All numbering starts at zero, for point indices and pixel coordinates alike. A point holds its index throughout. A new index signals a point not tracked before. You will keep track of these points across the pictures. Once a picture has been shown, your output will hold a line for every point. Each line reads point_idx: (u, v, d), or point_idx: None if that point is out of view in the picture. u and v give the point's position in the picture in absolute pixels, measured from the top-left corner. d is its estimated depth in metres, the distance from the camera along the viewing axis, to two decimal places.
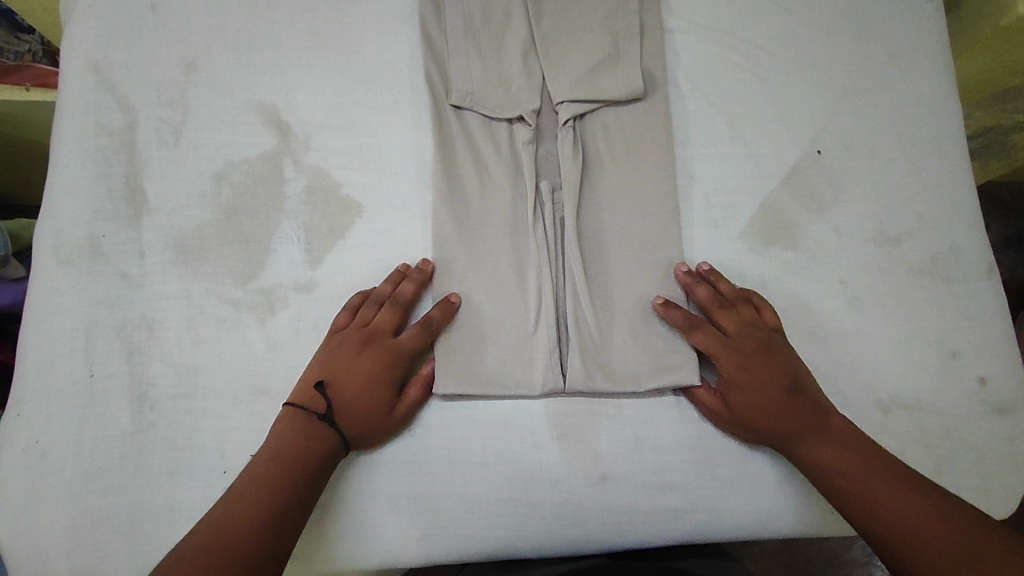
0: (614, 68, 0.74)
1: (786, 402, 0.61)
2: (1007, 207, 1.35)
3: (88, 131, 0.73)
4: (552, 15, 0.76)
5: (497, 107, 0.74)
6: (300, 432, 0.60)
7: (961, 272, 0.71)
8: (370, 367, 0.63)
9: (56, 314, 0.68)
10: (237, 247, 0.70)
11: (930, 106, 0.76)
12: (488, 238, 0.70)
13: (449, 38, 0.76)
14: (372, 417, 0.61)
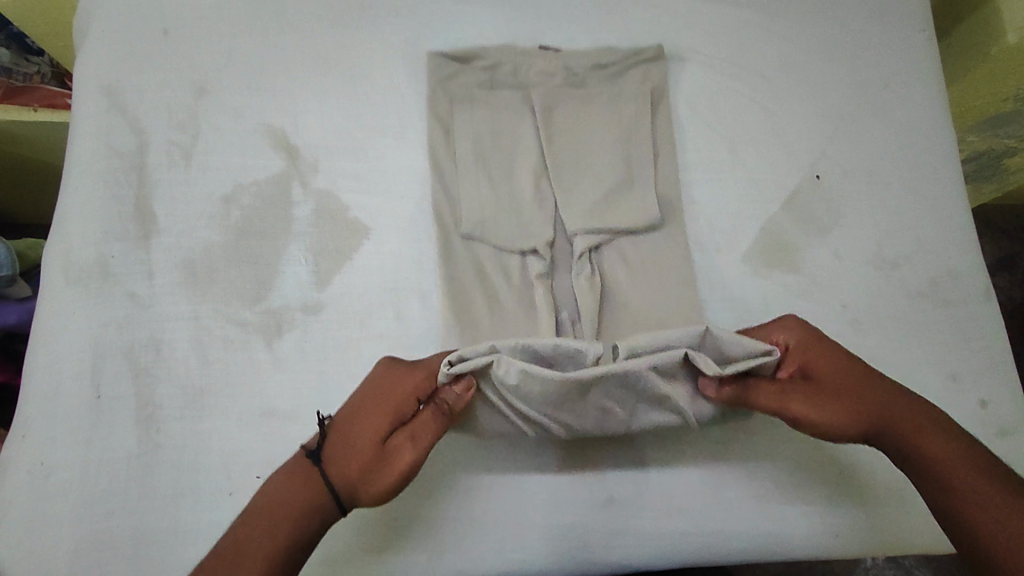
0: (627, 195, 0.73)
1: (867, 384, 0.57)
2: (1000, 229, 1.38)
3: (100, 153, 0.74)
4: (564, 133, 0.75)
5: (509, 240, 0.72)
6: (293, 482, 0.54)
7: (960, 295, 0.72)
8: (381, 386, 0.56)
9: (64, 334, 0.68)
10: (245, 268, 0.71)
11: (926, 132, 0.78)
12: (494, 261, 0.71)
13: (459, 160, 0.74)
14: (369, 456, 0.54)
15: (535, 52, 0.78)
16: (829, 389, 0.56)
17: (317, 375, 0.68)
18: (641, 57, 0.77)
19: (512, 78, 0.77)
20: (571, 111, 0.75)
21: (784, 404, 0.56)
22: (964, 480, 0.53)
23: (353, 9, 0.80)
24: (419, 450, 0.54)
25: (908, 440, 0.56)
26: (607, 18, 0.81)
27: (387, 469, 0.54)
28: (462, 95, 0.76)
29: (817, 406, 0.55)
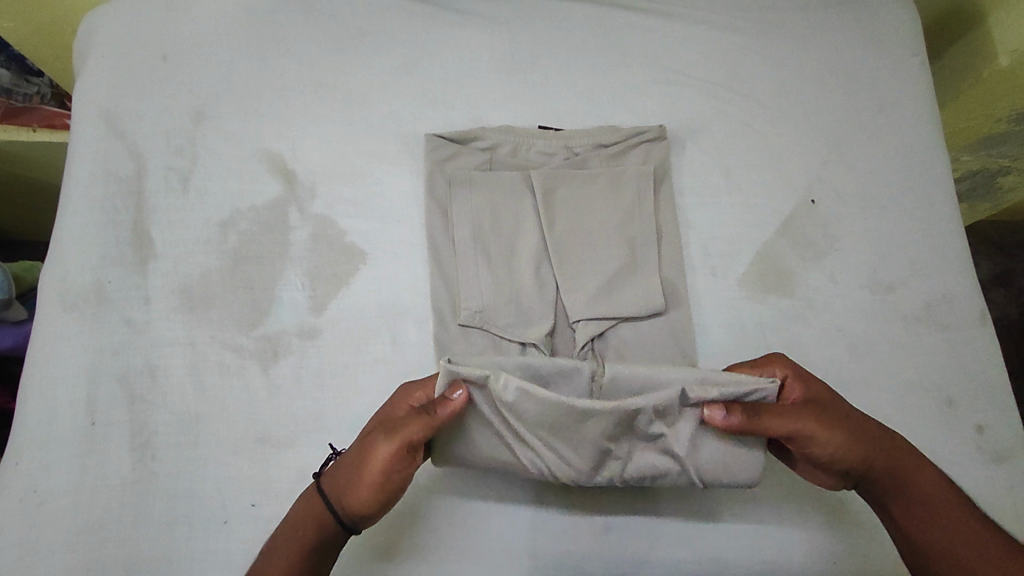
0: (631, 279, 0.71)
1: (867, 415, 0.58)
2: (995, 246, 1.38)
3: (98, 178, 0.74)
4: (566, 218, 0.73)
5: (510, 327, 0.69)
6: (303, 510, 0.55)
7: (956, 319, 0.72)
8: (383, 406, 0.59)
9: (60, 360, 0.68)
10: (242, 294, 0.71)
11: (920, 156, 0.79)
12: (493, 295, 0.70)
13: (458, 241, 0.72)
14: (352, 459, 0.54)
15: (536, 135, 0.76)
16: (842, 421, 0.55)
17: (313, 402, 0.67)
18: (642, 137, 0.76)
19: (509, 156, 0.76)
20: (572, 192, 0.74)
21: (802, 430, 0.54)
22: (945, 523, 0.53)
23: (351, 34, 0.80)
24: (392, 445, 0.53)
25: (900, 485, 0.55)
26: (603, 42, 0.81)
27: (362, 467, 0.53)
28: (460, 176, 0.74)
29: (832, 436, 0.54)
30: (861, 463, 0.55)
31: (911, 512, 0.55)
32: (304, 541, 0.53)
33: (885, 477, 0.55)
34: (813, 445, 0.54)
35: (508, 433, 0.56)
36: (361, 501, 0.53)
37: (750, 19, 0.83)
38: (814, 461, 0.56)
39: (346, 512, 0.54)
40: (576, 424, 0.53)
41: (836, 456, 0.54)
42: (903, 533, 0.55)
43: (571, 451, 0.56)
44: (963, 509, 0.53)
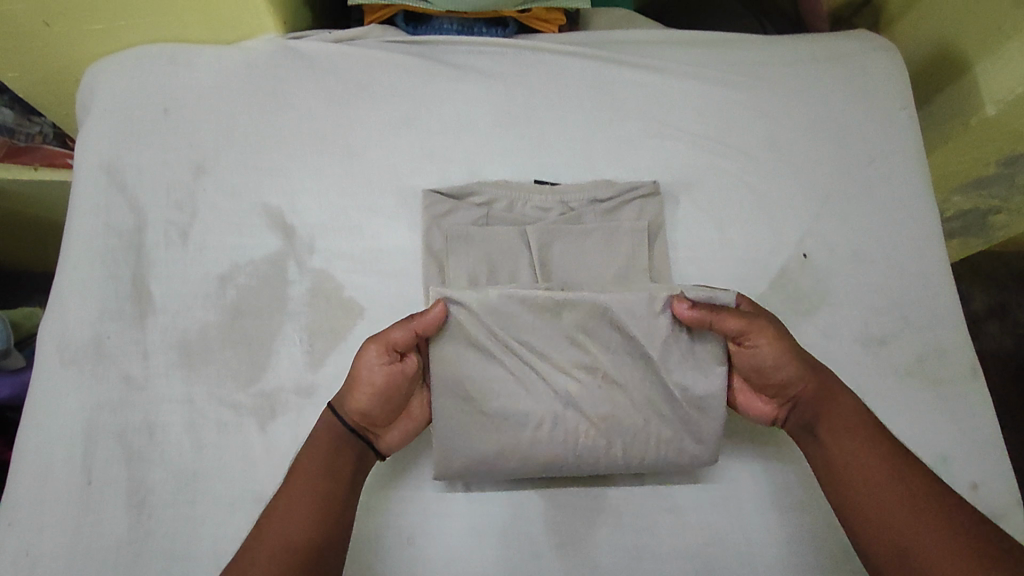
0: None
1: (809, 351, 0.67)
2: (988, 277, 1.40)
3: (97, 232, 0.75)
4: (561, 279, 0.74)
5: None
6: (318, 425, 0.62)
7: (947, 374, 0.73)
8: None
9: (57, 417, 0.68)
10: (239, 349, 0.71)
11: (910, 209, 0.80)
12: None
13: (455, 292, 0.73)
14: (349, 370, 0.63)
15: (532, 191, 0.77)
16: (788, 338, 0.65)
17: None
18: (636, 191, 0.77)
19: (505, 213, 0.77)
20: (567, 249, 0.75)
21: (753, 331, 0.63)
22: (869, 449, 0.61)
23: (350, 89, 0.82)
24: (379, 347, 0.61)
25: (829, 405, 0.64)
26: (597, 97, 0.83)
27: (357, 371, 0.62)
28: (456, 235, 0.75)
29: (779, 344, 0.64)
30: (796, 377, 0.64)
31: (838, 432, 0.63)
32: (325, 457, 0.60)
33: (818, 394, 0.64)
34: (761, 347, 0.64)
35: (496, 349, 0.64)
36: (358, 399, 0.62)
37: (741, 74, 0.85)
38: (757, 369, 0.65)
39: (352, 413, 0.62)
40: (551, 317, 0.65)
41: (779, 360, 0.64)
42: (828, 452, 0.63)
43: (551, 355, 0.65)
44: (889, 442, 0.61)
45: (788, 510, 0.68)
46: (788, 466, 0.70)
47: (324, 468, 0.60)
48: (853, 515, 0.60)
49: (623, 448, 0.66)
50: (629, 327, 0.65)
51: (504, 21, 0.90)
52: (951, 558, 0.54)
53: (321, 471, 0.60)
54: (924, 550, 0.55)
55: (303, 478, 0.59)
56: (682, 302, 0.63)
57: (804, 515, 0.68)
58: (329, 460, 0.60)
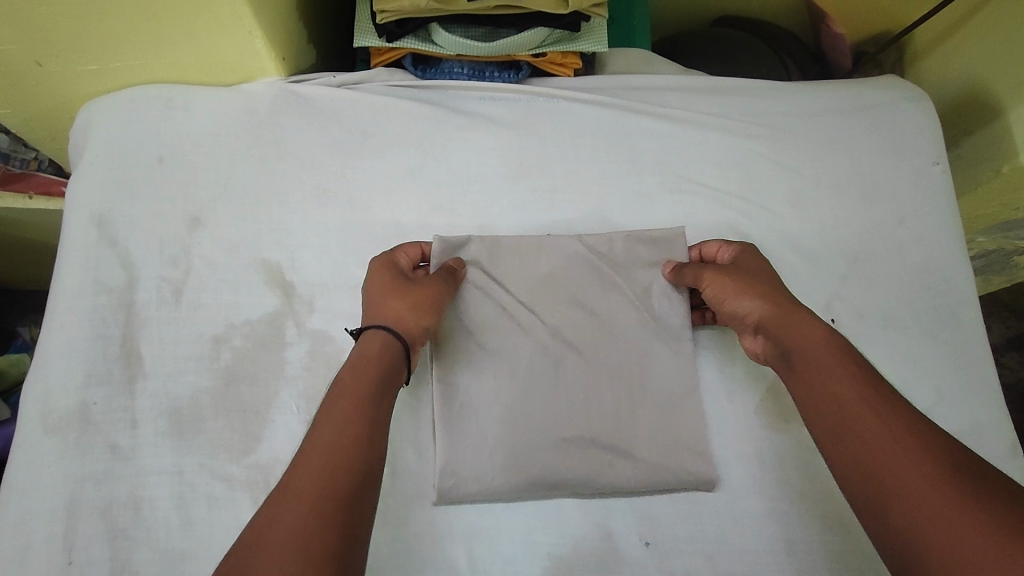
0: (633, 405, 0.69)
1: (776, 287, 0.65)
2: (1007, 310, 1.35)
3: (86, 289, 0.71)
4: (581, 343, 0.70)
5: (507, 443, 0.65)
6: (375, 347, 0.60)
7: (984, 452, 0.69)
8: (384, 274, 0.66)
9: (38, 491, 0.64)
10: (234, 417, 0.67)
11: (941, 271, 0.76)
12: (485, 415, 0.67)
13: (455, 359, 0.68)
14: (404, 293, 0.64)
15: (552, 241, 0.73)
16: (747, 274, 0.66)
17: None
18: (657, 239, 0.74)
19: (523, 262, 0.73)
20: (582, 311, 0.72)
21: (703, 273, 0.68)
22: (841, 378, 0.56)
23: (355, 136, 0.78)
24: (444, 282, 0.68)
25: (791, 332, 0.61)
26: (613, 148, 0.79)
27: (424, 296, 0.65)
28: (470, 295, 0.71)
29: (727, 277, 0.66)
30: (750, 307, 0.64)
31: (805, 362, 0.59)
32: (361, 397, 0.56)
33: (775, 321, 0.62)
34: (709, 283, 0.67)
35: (495, 414, 0.67)
36: (425, 319, 0.64)
37: (764, 125, 0.81)
38: (716, 304, 0.67)
39: (415, 335, 0.63)
40: (555, 374, 0.68)
41: (728, 294, 0.66)
42: (800, 382, 0.59)
43: (552, 412, 0.67)
44: (848, 367, 0.57)
45: None
46: (816, 551, 0.66)
47: (359, 413, 0.54)
48: (827, 447, 0.55)
49: (632, 490, 0.66)
50: (625, 397, 0.69)
51: (517, 63, 0.86)
52: (924, 493, 0.47)
53: (362, 411, 0.55)
54: (897, 484, 0.48)
55: (331, 426, 0.53)
56: (667, 266, 0.73)
57: None
58: (364, 404, 0.55)
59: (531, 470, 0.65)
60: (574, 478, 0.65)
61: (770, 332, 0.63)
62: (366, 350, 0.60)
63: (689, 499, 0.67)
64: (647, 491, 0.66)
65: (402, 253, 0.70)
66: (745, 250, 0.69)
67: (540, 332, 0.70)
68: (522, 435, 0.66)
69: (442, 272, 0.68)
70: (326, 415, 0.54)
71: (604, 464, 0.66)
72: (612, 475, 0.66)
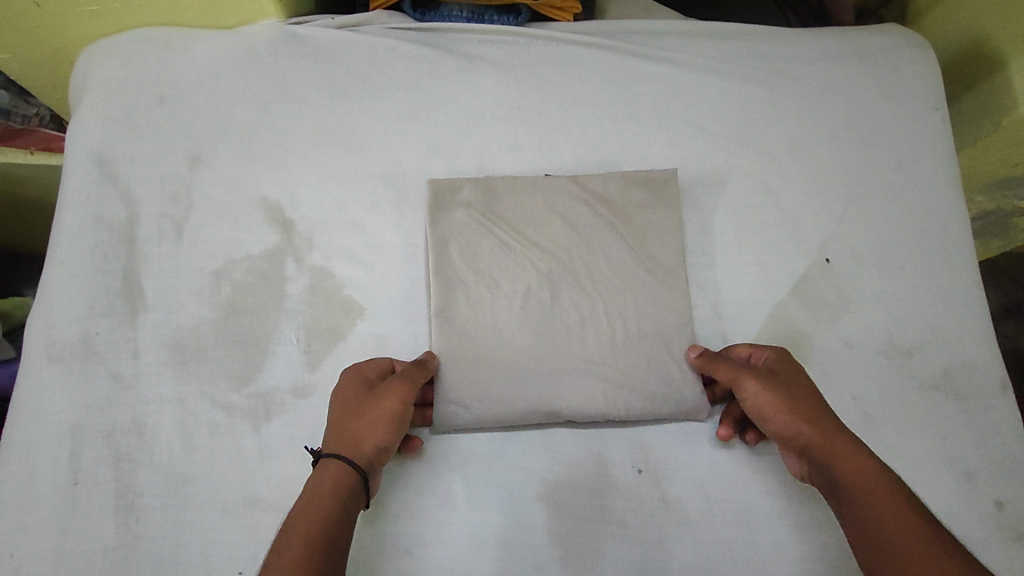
0: (626, 333, 0.69)
1: (817, 404, 0.61)
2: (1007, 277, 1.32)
3: (88, 224, 0.72)
4: (575, 274, 0.71)
5: (499, 369, 0.67)
6: (326, 479, 0.57)
7: (975, 387, 0.70)
8: (344, 389, 0.62)
9: (43, 417, 0.65)
10: (234, 348, 0.69)
11: (938, 212, 0.76)
12: (479, 343, 0.68)
13: (450, 289, 0.69)
14: (362, 415, 0.60)
15: (546, 179, 0.74)
16: (789, 387, 0.62)
17: (306, 461, 0.65)
18: (652, 179, 0.74)
19: (518, 200, 0.73)
20: (577, 244, 0.72)
21: (740, 376, 0.63)
22: (896, 511, 0.52)
23: (353, 77, 0.79)
24: (403, 388, 0.62)
25: (840, 460, 0.57)
26: (612, 91, 0.79)
27: (382, 414, 0.60)
28: (465, 232, 0.71)
29: (768, 387, 0.62)
30: (796, 428, 0.60)
31: (856, 492, 0.55)
32: (316, 519, 0.54)
33: (821, 446, 0.59)
34: (750, 393, 0.62)
35: (489, 341, 0.68)
36: (385, 440, 0.60)
37: (763, 69, 0.81)
38: (758, 419, 0.62)
39: (369, 458, 0.59)
40: (548, 305, 0.69)
41: (769, 409, 0.61)
42: (849, 515, 0.55)
43: (543, 339, 0.68)
44: (899, 505, 0.53)
45: (806, 525, 0.65)
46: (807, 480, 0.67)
47: (315, 533, 0.53)
48: None
49: (621, 413, 0.67)
50: (618, 325, 0.69)
51: (517, 7, 0.86)
52: None
53: (322, 526, 0.54)
54: None
55: (320, 491, 0.56)
56: (692, 350, 0.67)
57: (822, 529, 0.65)
58: (320, 523, 0.54)
59: (523, 398, 0.66)
60: (564, 402, 0.66)
61: (818, 458, 0.59)
62: (318, 483, 0.57)
63: (681, 429, 0.68)
64: (637, 419, 0.68)
65: (371, 360, 0.65)
66: (779, 357, 0.65)
67: (534, 264, 0.70)
68: (514, 361, 0.67)
69: (407, 373, 0.63)
70: (312, 481, 0.57)
71: (593, 388, 0.67)
72: (601, 399, 0.67)
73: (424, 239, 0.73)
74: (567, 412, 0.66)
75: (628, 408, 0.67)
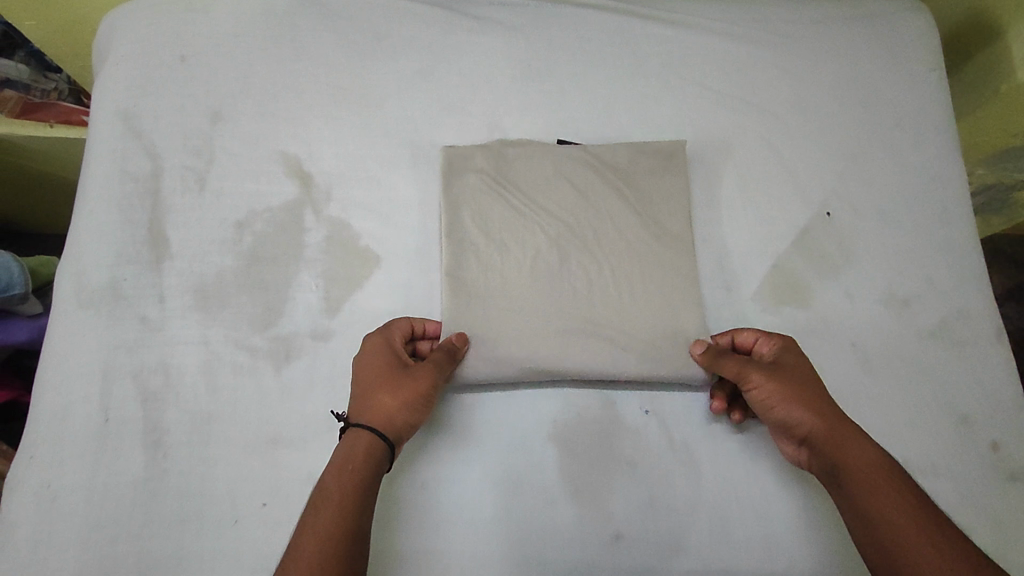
0: (631, 292, 0.71)
1: (821, 395, 0.61)
2: (1009, 258, 1.31)
3: (115, 177, 0.75)
4: (583, 236, 0.73)
5: (506, 324, 0.69)
6: (358, 450, 0.56)
7: (970, 335, 0.72)
8: (375, 362, 0.63)
9: (75, 357, 0.68)
10: (256, 294, 0.71)
11: (934, 169, 0.79)
12: (487, 298, 0.70)
13: (460, 249, 0.72)
14: (395, 386, 0.60)
15: (557, 147, 0.76)
16: (792, 378, 0.62)
17: (325, 401, 0.68)
18: (659, 150, 0.76)
19: (529, 166, 0.75)
20: (584, 209, 0.74)
21: (746, 369, 0.63)
22: (894, 501, 0.53)
23: (369, 39, 0.81)
24: (434, 370, 0.63)
25: (842, 449, 0.57)
26: (619, 53, 0.82)
27: (415, 390, 0.61)
28: (478, 196, 0.74)
29: (773, 378, 0.61)
30: (799, 417, 0.60)
31: (856, 481, 0.55)
32: (353, 484, 0.54)
33: (825, 437, 0.58)
34: (754, 385, 0.62)
35: (497, 296, 0.70)
36: (415, 416, 0.61)
37: (766, 32, 0.84)
38: (761, 410, 0.62)
39: (400, 434, 0.59)
40: (555, 266, 0.71)
41: (775, 400, 0.61)
42: (850, 506, 0.55)
43: (550, 298, 0.70)
44: (907, 497, 0.53)
45: None
46: None
47: (351, 497, 0.53)
48: None
49: (627, 366, 0.68)
50: (623, 281, 0.71)
51: None
52: None
53: (356, 498, 0.54)
54: None
55: (353, 462, 0.56)
56: (696, 347, 0.67)
57: None
58: (355, 486, 0.54)
59: (529, 355, 0.68)
60: (569, 356, 0.68)
61: (820, 447, 0.59)
62: (351, 449, 0.57)
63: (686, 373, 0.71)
64: (641, 380, 0.69)
65: (397, 331, 0.66)
66: (785, 347, 0.65)
67: (542, 228, 0.73)
68: (521, 316, 0.69)
69: (437, 353, 0.64)
70: (342, 450, 0.57)
71: (599, 344, 0.69)
72: (605, 354, 0.68)
73: (438, 202, 0.75)
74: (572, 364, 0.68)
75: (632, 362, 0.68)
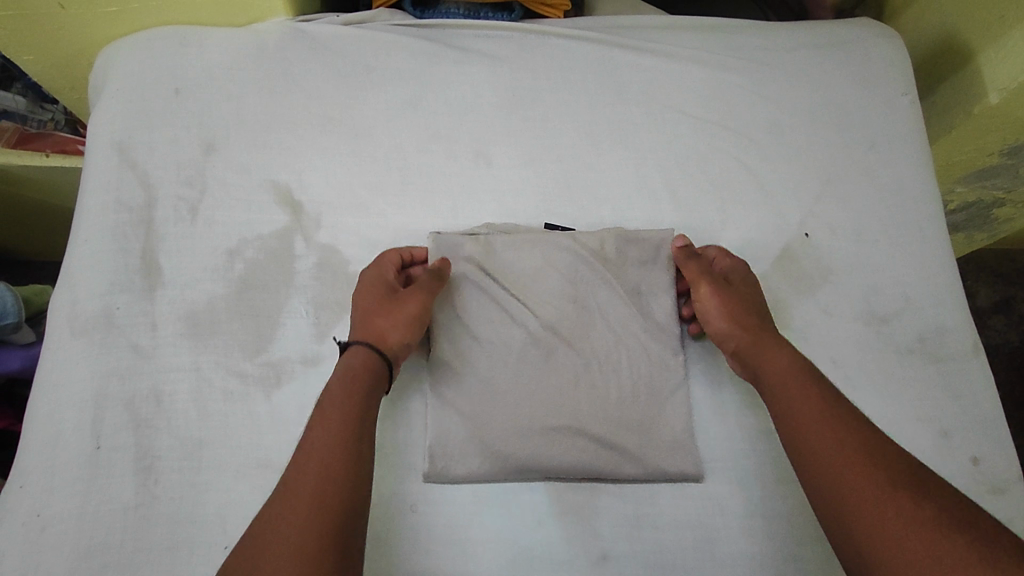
0: (619, 378, 0.70)
1: (755, 309, 0.67)
2: (995, 273, 1.33)
3: (109, 208, 0.77)
4: (570, 327, 0.71)
5: (490, 417, 0.67)
6: (356, 359, 0.61)
7: (948, 350, 0.74)
8: (369, 287, 0.67)
9: (68, 386, 0.69)
10: (247, 321, 0.72)
11: (908, 189, 0.81)
12: (472, 385, 0.68)
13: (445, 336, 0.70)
14: (387, 311, 0.65)
15: (545, 234, 0.74)
16: (735, 292, 0.68)
17: None
18: (648, 239, 0.74)
19: (516, 258, 0.73)
20: (571, 299, 0.72)
21: (698, 279, 0.70)
22: (801, 398, 0.57)
23: (358, 69, 0.84)
24: (421, 294, 0.67)
25: (762, 356, 0.62)
26: (600, 80, 0.85)
27: (406, 312, 0.66)
28: (464, 290, 0.72)
29: (718, 292, 0.68)
30: (732, 328, 0.66)
31: (770, 383, 0.60)
32: (350, 398, 0.57)
33: (750, 344, 0.64)
34: (701, 296, 0.69)
35: (481, 382, 0.69)
36: (409, 332, 0.65)
37: (742, 59, 0.87)
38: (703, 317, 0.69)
39: (395, 350, 0.64)
40: (540, 360, 0.70)
41: (714, 310, 0.68)
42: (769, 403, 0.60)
43: (534, 396, 0.68)
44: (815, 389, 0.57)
45: (792, 482, 0.68)
46: None
47: (351, 406, 0.57)
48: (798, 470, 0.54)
49: (613, 453, 0.67)
50: (610, 363, 0.70)
51: (510, 6, 0.95)
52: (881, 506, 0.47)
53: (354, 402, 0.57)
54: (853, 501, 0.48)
55: (349, 376, 0.59)
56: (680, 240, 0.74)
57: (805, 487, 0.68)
58: (355, 400, 0.57)
59: (513, 445, 0.66)
60: (557, 452, 0.66)
61: (746, 354, 0.64)
62: (349, 362, 0.61)
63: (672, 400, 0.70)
64: (632, 480, 0.67)
65: (388, 261, 0.70)
66: (736, 265, 0.71)
67: (527, 318, 0.71)
68: (505, 407, 0.68)
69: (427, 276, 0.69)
70: (341, 363, 0.61)
71: (587, 436, 0.67)
72: (592, 443, 0.67)
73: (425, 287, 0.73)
74: (559, 457, 0.66)
75: (619, 444, 0.67)
